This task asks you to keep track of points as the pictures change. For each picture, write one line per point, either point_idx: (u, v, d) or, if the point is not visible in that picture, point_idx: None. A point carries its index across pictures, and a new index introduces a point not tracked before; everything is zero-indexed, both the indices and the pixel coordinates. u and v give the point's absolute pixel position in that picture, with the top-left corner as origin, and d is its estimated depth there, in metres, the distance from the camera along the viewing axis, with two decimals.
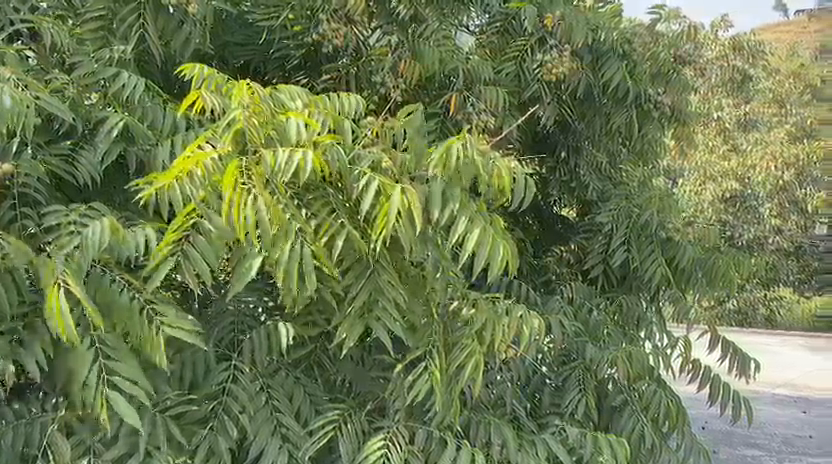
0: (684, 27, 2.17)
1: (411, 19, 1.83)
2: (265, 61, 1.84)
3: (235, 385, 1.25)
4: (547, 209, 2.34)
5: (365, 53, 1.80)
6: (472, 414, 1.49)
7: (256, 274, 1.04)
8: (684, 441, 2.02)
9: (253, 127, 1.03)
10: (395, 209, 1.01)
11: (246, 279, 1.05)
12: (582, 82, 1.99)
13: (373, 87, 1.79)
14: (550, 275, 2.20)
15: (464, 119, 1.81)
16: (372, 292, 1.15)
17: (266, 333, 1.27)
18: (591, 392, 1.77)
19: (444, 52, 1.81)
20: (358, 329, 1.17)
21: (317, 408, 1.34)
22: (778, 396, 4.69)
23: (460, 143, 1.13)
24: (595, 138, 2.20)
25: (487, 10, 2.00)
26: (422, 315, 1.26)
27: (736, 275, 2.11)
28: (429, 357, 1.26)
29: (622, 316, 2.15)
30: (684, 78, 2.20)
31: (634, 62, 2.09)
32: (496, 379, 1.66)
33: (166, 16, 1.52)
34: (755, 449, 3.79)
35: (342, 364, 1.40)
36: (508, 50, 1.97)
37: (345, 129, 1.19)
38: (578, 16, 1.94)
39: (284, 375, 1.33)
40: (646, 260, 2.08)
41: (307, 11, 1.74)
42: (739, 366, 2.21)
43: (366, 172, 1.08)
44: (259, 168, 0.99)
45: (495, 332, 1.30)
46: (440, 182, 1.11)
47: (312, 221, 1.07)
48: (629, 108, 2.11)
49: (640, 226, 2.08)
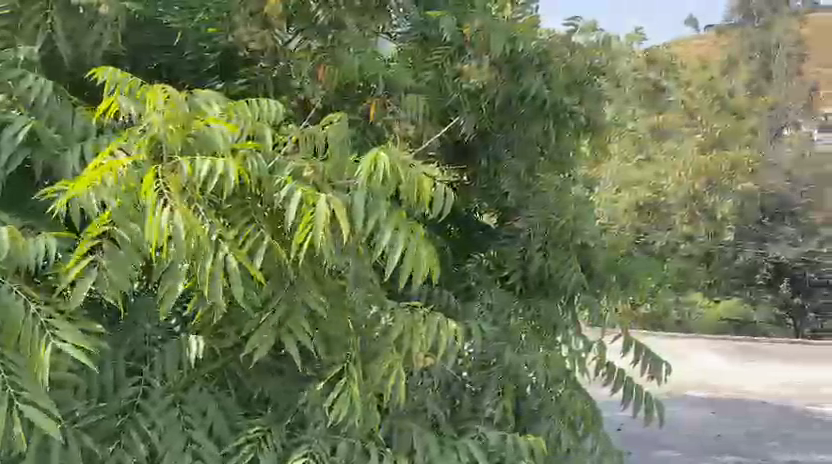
0: (601, 38, 2.26)
1: (330, 26, 1.81)
2: (178, 65, 1.80)
3: (145, 399, 1.22)
4: (468, 215, 2.33)
5: (283, 57, 1.81)
6: (393, 419, 1.48)
7: (184, 280, 1.03)
8: (598, 444, 2.10)
9: (169, 134, 1.01)
10: (318, 222, 1.00)
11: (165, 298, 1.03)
12: (499, 94, 2.03)
13: (291, 92, 1.81)
14: (470, 281, 2.15)
15: (387, 124, 1.87)
16: (292, 301, 1.13)
17: (177, 346, 1.24)
18: (509, 395, 1.82)
19: (364, 58, 1.75)
20: (273, 335, 1.15)
21: (233, 425, 1.30)
22: (690, 399, 4.97)
23: (385, 156, 1.11)
24: (513, 140, 2.16)
25: (407, 16, 1.99)
26: (342, 325, 1.23)
27: (648, 280, 2.33)
28: (347, 370, 1.22)
29: (541, 323, 2.17)
30: (598, 88, 2.31)
31: (552, 73, 2.11)
32: (417, 384, 1.63)
33: (76, 17, 1.48)
34: (670, 450, 3.93)
35: (260, 378, 1.37)
36: (428, 59, 1.96)
37: (265, 136, 1.17)
38: (498, 25, 1.96)
39: (197, 390, 1.28)
40: (562, 266, 2.15)
41: (223, 12, 1.73)
42: (651, 367, 2.29)
43: (287, 181, 1.06)
44: (176, 177, 0.97)
45: (412, 345, 1.28)
46: (362, 192, 1.10)
47: (232, 232, 1.05)
48: (545, 117, 2.12)
49: (557, 233, 2.15)
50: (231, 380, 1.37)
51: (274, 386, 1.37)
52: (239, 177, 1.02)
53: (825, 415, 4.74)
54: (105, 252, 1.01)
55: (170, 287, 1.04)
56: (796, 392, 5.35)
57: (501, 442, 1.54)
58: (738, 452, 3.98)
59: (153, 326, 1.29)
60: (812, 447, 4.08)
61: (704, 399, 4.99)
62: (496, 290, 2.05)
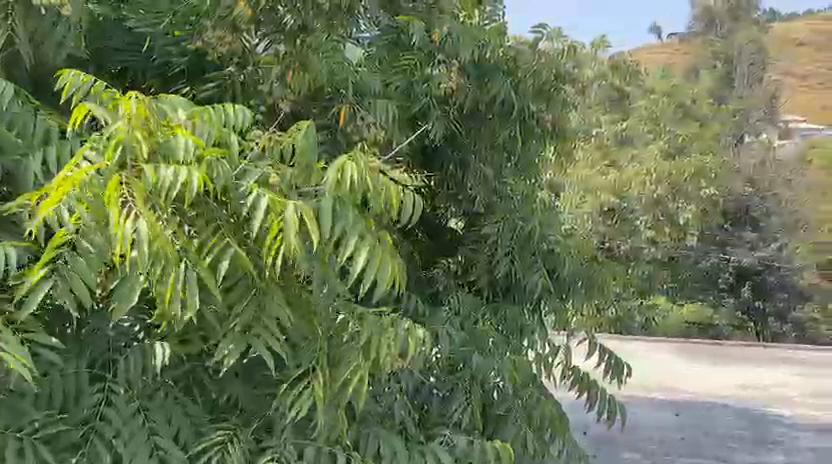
0: (566, 46, 2.27)
1: (298, 30, 1.72)
2: (144, 69, 1.79)
3: (108, 407, 1.19)
4: (437, 221, 2.31)
5: (250, 60, 1.78)
6: (364, 428, 1.45)
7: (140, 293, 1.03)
8: (565, 446, 2.11)
9: (134, 141, 0.99)
10: (285, 230, 0.99)
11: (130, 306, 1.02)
12: (467, 99, 2.06)
13: (258, 96, 1.80)
14: (437, 287, 2.20)
15: (355, 129, 1.84)
16: (256, 310, 1.10)
17: (142, 353, 1.21)
18: (477, 400, 1.82)
19: (332, 63, 1.77)
20: (240, 345, 1.12)
21: (199, 431, 1.28)
22: (651, 401, 5.08)
23: (353, 163, 1.12)
24: (481, 154, 2.16)
25: (377, 23, 2.01)
26: (307, 332, 1.22)
27: (611, 284, 2.35)
28: (314, 373, 1.21)
29: (506, 327, 2.16)
30: (564, 95, 2.32)
31: (518, 78, 2.18)
32: (384, 390, 1.62)
33: (38, 16, 1.44)
34: (634, 452, 3.97)
35: (225, 383, 1.35)
36: (397, 63, 1.97)
37: (232, 143, 1.16)
38: (465, 30, 2.04)
39: (162, 396, 1.26)
40: (528, 271, 2.18)
41: (191, 17, 1.74)
42: (615, 371, 2.31)
43: (253, 188, 1.06)
44: (141, 185, 0.95)
45: (379, 348, 1.26)
46: (329, 197, 1.09)
47: (197, 240, 1.03)
48: (513, 123, 2.15)
49: (524, 238, 2.16)
50: (195, 387, 1.35)
51: (242, 391, 1.35)
52: (204, 184, 1.01)
53: (784, 416, 4.82)
54: (67, 256, 1.00)
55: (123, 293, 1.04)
56: (756, 394, 5.44)
57: (468, 447, 1.55)
58: (701, 453, 4.03)
59: (116, 333, 1.28)
60: (773, 448, 4.15)
61: (665, 401, 5.11)
62: (462, 295, 2.07)
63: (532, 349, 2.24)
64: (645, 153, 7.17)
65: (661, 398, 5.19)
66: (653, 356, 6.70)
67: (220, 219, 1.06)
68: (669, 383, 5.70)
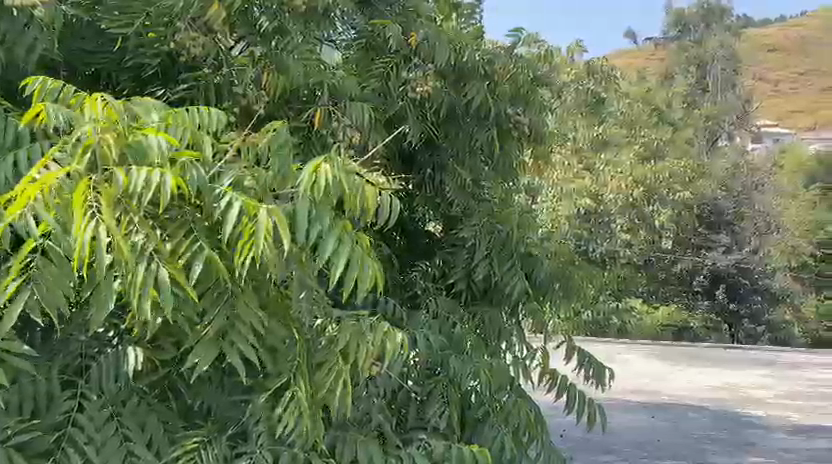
0: (542, 50, 2.33)
1: (274, 32, 1.80)
2: (116, 72, 1.76)
3: (80, 414, 1.17)
4: (413, 223, 2.34)
5: (226, 62, 1.76)
6: (337, 432, 1.45)
7: (115, 303, 1.01)
8: (542, 450, 2.11)
9: (103, 144, 0.97)
10: (258, 233, 0.98)
11: (103, 312, 1.00)
12: (444, 103, 2.05)
13: (233, 98, 1.76)
14: (416, 290, 2.17)
15: (331, 134, 1.83)
16: (230, 317, 1.09)
17: (115, 359, 1.22)
18: (454, 403, 1.78)
19: (308, 65, 1.80)
20: (215, 350, 1.11)
21: (173, 438, 1.26)
22: (627, 404, 5.12)
23: (328, 166, 1.10)
24: (459, 156, 2.20)
25: (352, 24, 2.04)
26: (283, 337, 1.21)
27: (588, 287, 2.34)
28: (293, 382, 1.20)
29: (484, 330, 2.19)
30: (540, 99, 2.29)
31: (496, 82, 2.15)
32: (363, 395, 1.61)
33: (9, 20, 1.44)
34: (610, 454, 3.99)
35: (201, 388, 1.31)
36: (373, 66, 1.99)
37: (205, 145, 1.14)
38: (440, 36, 2.03)
39: (136, 402, 1.24)
40: (507, 275, 2.15)
41: (164, 18, 1.70)
42: (593, 374, 2.32)
43: (227, 191, 1.05)
44: (110, 189, 0.94)
45: (357, 351, 1.26)
46: (304, 201, 1.08)
47: (169, 244, 1.02)
48: (489, 127, 2.15)
49: (502, 243, 2.15)
50: (170, 393, 1.33)
51: (219, 398, 1.33)
52: (176, 187, 1.00)
53: (758, 417, 4.88)
54: (38, 265, 0.98)
55: (99, 305, 1.01)
56: (731, 395, 5.50)
57: (445, 450, 1.54)
58: (678, 455, 4.05)
59: (89, 338, 1.25)
60: (747, 450, 4.19)
61: (641, 403, 5.17)
62: (440, 298, 2.09)
63: (509, 351, 2.25)
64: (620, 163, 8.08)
65: (636, 400, 5.23)
66: (628, 359, 6.76)
67: (192, 223, 1.05)
68: (649, 386, 5.74)
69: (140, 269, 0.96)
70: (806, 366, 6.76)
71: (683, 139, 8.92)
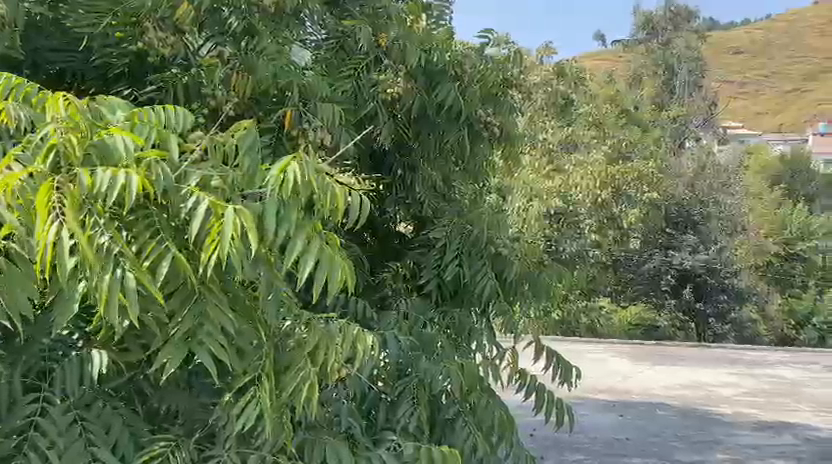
0: (511, 52, 2.33)
1: (243, 33, 1.78)
2: (83, 71, 1.75)
3: (43, 418, 1.15)
4: (383, 224, 2.34)
5: (194, 62, 1.81)
6: (307, 434, 1.44)
7: (80, 303, 1.00)
8: (512, 449, 2.11)
9: (67, 144, 0.96)
10: (225, 234, 0.97)
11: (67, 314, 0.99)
12: (415, 103, 2.06)
13: (202, 98, 1.76)
14: (386, 291, 2.19)
15: (301, 134, 1.80)
16: (197, 318, 1.08)
17: (79, 362, 1.18)
18: (424, 403, 1.76)
19: (279, 65, 1.75)
20: (183, 352, 1.10)
21: (138, 442, 1.24)
22: (596, 402, 5.17)
23: (296, 164, 1.09)
24: (430, 157, 2.22)
25: (323, 24, 2.03)
26: (251, 338, 1.19)
27: (557, 287, 2.34)
28: (259, 384, 1.18)
29: (454, 330, 2.18)
30: (509, 100, 2.32)
31: (465, 84, 2.15)
32: (332, 397, 1.61)
33: None
34: (578, 453, 4.01)
35: (168, 392, 1.30)
36: (345, 66, 1.97)
37: (172, 143, 1.12)
38: (410, 36, 2.06)
39: (101, 405, 1.22)
40: (476, 275, 2.14)
41: (132, 18, 1.70)
42: (561, 373, 2.33)
43: (194, 191, 1.04)
44: (75, 189, 0.93)
45: (327, 354, 1.25)
46: (273, 201, 1.07)
47: (134, 245, 1.01)
48: (460, 126, 2.14)
49: (472, 242, 2.15)
50: (136, 396, 1.32)
51: (185, 402, 1.31)
52: (142, 187, 0.99)
53: (723, 415, 4.93)
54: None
55: (65, 306, 1.00)
56: (697, 394, 5.56)
57: (416, 452, 1.53)
58: (646, 454, 4.07)
59: (52, 341, 1.24)
60: (714, 447, 4.23)
61: (610, 402, 5.21)
62: (411, 299, 2.13)
63: (479, 351, 2.24)
64: (590, 161, 8.06)
65: (605, 399, 5.27)
66: (597, 359, 6.82)
67: (158, 223, 1.04)
68: (619, 385, 5.76)
69: (107, 271, 0.95)
70: (770, 365, 6.84)
71: (648, 141, 8.99)
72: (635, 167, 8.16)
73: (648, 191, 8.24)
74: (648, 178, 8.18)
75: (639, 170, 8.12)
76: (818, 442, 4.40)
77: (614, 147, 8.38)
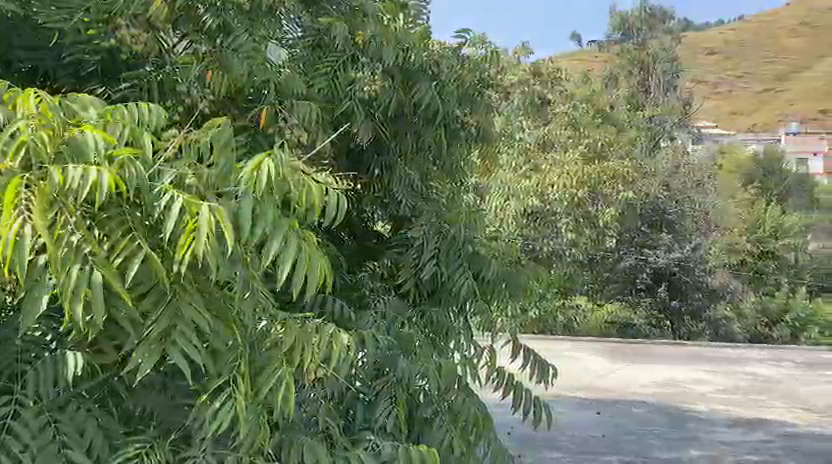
0: (488, 52, 2.34)
1: (218, 30, 1.76)
2: (56, 70, 1.72)
3: (16, 421, 1.14)
4: (361, 223, 2.35)
5: (168, 60, 1.80)
6: (283, 435, 1.43)
7: (48, 301, 0.99)
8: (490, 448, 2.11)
9: (38, 142, 0.95)
10: (200, 233, 0.96)
11: (33, 312, 0.97)
12: (393, 100, 2.03)
13: (177, 95, 1.76)
14: (364, 290, 2.19)
15: (278, 132, 1.82)
16: (172, 317, 1.07)
17: (54, 362, 1.17)
18: (402, 403, 1.78)
19: (254, 64, 1.74)
20: (158, 353, 1.09)
21: (112, 444, 1.22)
22: (573, 400, 5.21)
23: (270, 161, 1.09)
24: (406, 155, 2.19)
25: (300, 24, 2.02)
26: (228, 337, 1.18)
27: (533, 285, 2.36)
28: (234, 384, 1.17)
29: (433, 330, 2.19)
30: (485, 100, 2.35)
31: (443, 83, 2.16)
32: (308, 397, 1.61)
33: None
34: (555, 451, 4.04)
35: (143, 394, 1.29)
36: (320, 63, 1.99)
37: (145, 143, 1.11)
38: (387, 35, 2.07)
39: (75, 407, 1.21)
40: (454, 274, 2.15)
41: (104, 15, 1.69)
42: (538, 371, 2.33)
43: (168, 189, 1.03)
44: (44, 186, 0.92)
45: (303, 354, 1.26)
46: (248, 199, 1.07)
47: (105, 243, 1.00)
48: (435, 127, 2.15)
49: (450, 241, 2.15)
50: (111, 398, 1.30)
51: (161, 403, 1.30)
52: (114, 186, 0.97)
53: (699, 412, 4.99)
54: None
55: (31, 305, 0.97)
56: (673, 391, 5.62)
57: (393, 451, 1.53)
58: (623, 452, 4.09)
59: (25, 341, 1.22)
60: (690, 444, 4.28)
61: (587, 399, 5.26)
62: (387, 298, 2.13)
63: (458, 351, 2.23)
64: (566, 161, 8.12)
65: (582, 397, 5.31)
66: (574, 357, 6.87)
67: (130, 222, 1.02)
68: (596, 383, 5.80)
69: (74, 271, 0.94)
70: (744, 362, 6.93)
71: (623, 141, 9.07)
72: (612, 166, 8.26)
73: (624, 190, 8.31)
74: (622, 176, 8.29)
75: (616, 170, 8.25)
76: (790, 437, 4.47)
77: (590, 147, 8.46)
